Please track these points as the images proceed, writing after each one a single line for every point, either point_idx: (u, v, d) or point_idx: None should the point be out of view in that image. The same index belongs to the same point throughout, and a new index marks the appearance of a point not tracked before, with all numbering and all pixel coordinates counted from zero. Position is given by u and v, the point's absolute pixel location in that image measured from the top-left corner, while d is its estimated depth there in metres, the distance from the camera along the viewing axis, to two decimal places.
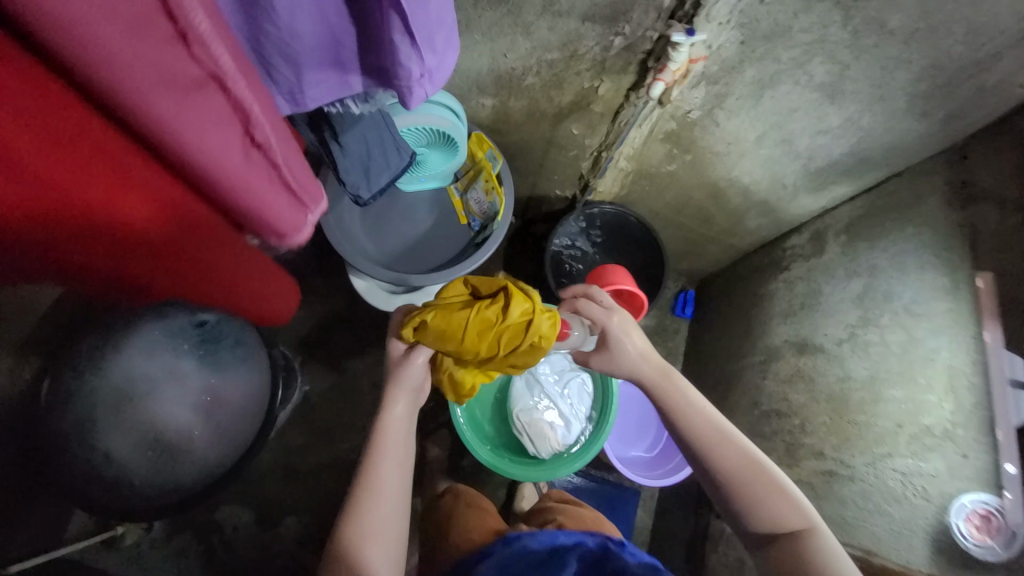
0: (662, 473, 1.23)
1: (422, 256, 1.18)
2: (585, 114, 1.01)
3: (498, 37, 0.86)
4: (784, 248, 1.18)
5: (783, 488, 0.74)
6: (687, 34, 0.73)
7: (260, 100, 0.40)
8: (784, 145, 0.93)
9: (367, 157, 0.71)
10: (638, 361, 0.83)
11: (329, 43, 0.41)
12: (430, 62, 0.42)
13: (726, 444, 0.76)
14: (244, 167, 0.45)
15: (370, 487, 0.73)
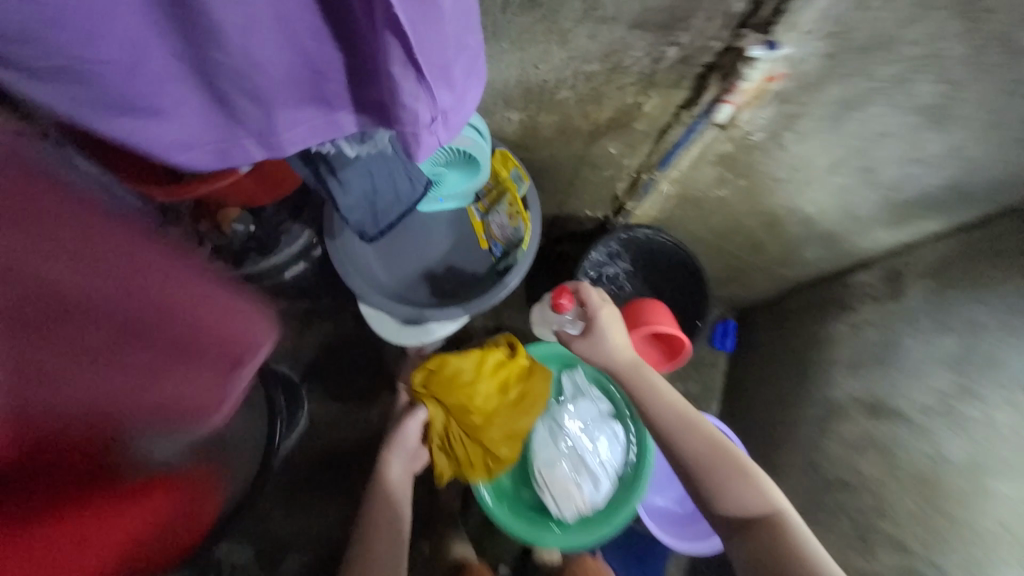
0: (695, 534, 1.10)
1: (437, 285, 1.07)
2: (625, 133, 0.89)
3: (529, 45, 0.75)
4: (849, 284, 1.04)
5: (752, 474, 0.73)
6: (769, 48, 0.60)
7: (184, 268, 0.50)
8: (863, 173, 0.79)
9: (372, 192, 0.62)
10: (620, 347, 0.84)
11: (307, 74, 0.37)
12: (443, 103, 0.40)
13: (690, 426, 0.78)
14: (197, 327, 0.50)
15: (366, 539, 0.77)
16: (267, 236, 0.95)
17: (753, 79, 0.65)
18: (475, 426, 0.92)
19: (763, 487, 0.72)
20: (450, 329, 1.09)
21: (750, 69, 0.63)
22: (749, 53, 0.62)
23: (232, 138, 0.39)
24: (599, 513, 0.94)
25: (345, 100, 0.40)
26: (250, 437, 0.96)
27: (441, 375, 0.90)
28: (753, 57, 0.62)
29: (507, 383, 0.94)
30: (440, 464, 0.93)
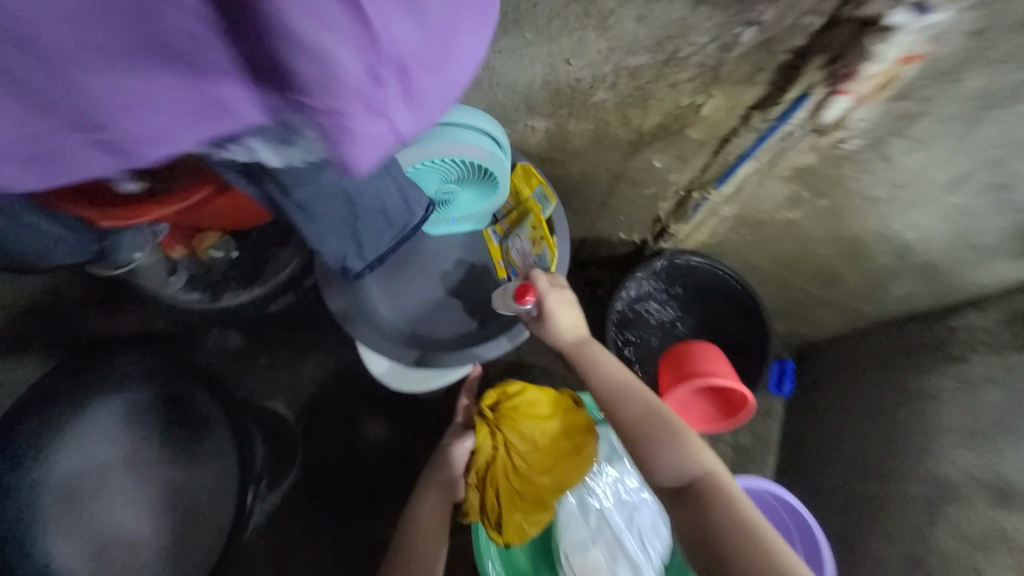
0: None
1: (446, 319, 0.92)
2: (674, 143, 0.73)
3: (558, 34, 0.60)
4: (953, 327, 0.86)
5: (682, 432, 0.62)
6: (917, 13, 0.43)
7: None
8: (995, 191, 0.61)
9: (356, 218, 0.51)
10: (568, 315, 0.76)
11: (136, 27, 0.27)
12: (339, 26, 0.26)
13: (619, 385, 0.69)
14: None
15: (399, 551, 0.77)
16: (252, 262, 0.86)
17: (884, 62, 0.48)
18: (524, 472, 0.82)
19: (696, 446, 0.61)
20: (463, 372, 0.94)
21: (882, 45, 0.46)
22: (887, 21, 0.45)
23: (70, 139, 0.31)
24: None
25: (212, 70, 0.29)
26: (224, 499, 0.90)
27: (511, 403, 0.85)
28: (889, 28, 0.45)
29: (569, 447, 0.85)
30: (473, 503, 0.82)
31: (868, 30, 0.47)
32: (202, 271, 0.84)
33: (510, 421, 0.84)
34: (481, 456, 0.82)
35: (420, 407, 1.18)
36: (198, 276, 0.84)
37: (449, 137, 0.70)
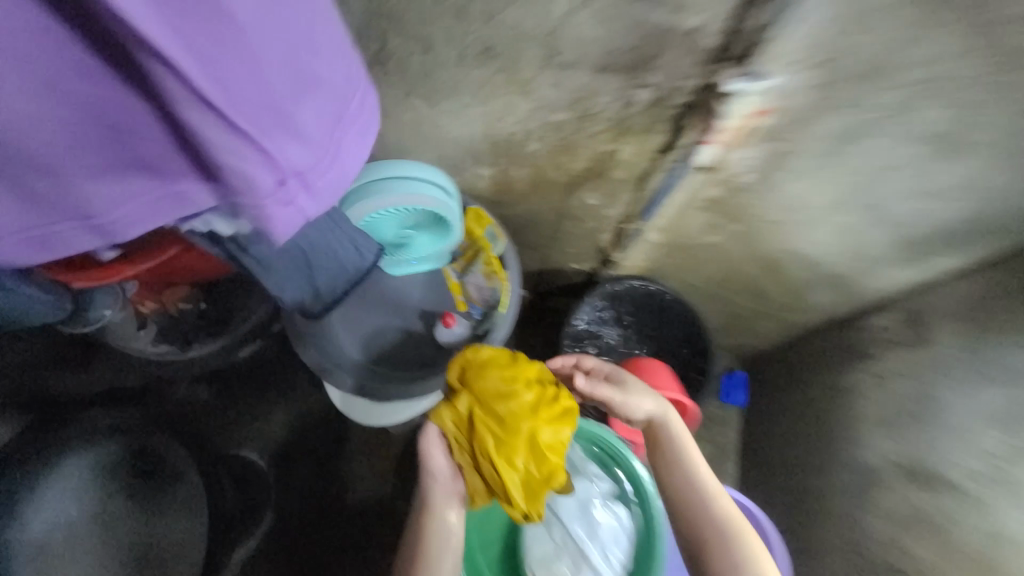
0: None
1: (414, 353, 0.97)
2: (602, 183, 0.82)
3: (491, 98, 0.69)
4: (863, 329, 0.93)
5: (758, 551, 0.65)
6: (748, 81, 0.53)
7: None
8: (869, 211, 0.71)
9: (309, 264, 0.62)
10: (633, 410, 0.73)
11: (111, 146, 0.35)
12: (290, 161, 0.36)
13: (691, 488, 0.68)
14: None
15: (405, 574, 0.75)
16: (217, 312, 0.89)
17: (731, 119, 0.59)
18: (508, 442, 0.67)
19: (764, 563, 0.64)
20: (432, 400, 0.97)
21: (728, 106, 0.56)
22: (726, 88, 0.55)
23: (50, 225, 0.37)
24: None
25: (175, 168, 0.37)
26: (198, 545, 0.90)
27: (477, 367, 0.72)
28: (732, 92, 0.55)
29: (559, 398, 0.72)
30: (473, 487, 0.72)
31: (718, 94, 0.57)
32: (172, 324, 0.87)
33: (480, 391, 0.69)
34: (460, 438, 0.71)
35: (390, 444, 1.20)
36: (166, 329, 0.87)
37: (397, 189, 0.77)
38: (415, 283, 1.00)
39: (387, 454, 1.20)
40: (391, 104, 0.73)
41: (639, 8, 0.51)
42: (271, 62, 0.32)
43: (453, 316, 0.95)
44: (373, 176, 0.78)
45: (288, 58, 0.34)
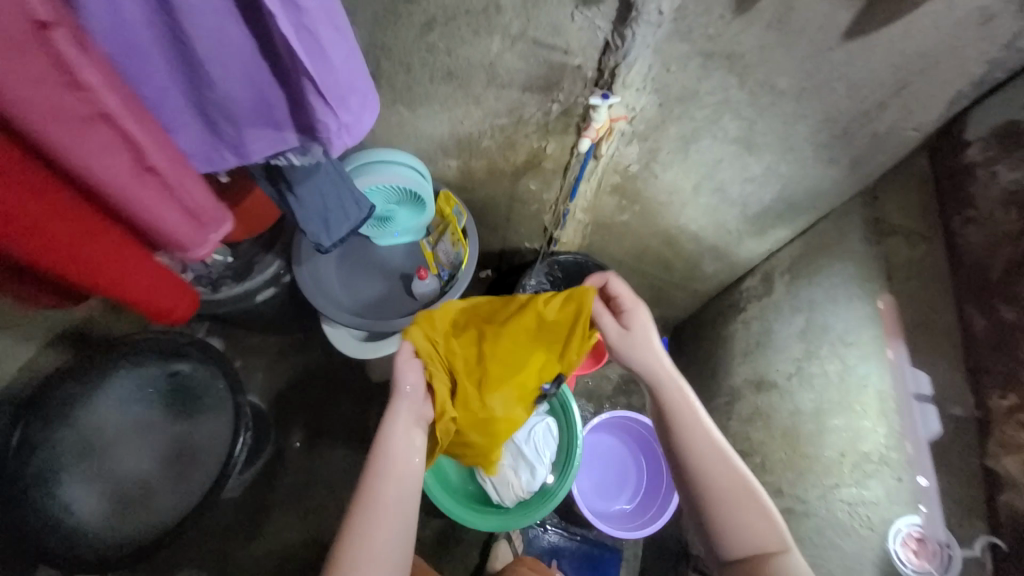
0: (645, 521, 1.21)
1: (395, 303, 1.22)
2: (539, 172, 1.11)
3: (454, 106, 0.97)
4: (741, 290, 1.21)
5: (760, 504, 0.68)
6: (603, 98, 0.81)
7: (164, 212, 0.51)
8: (719, 193, 0.99)
9: (325, 208, 0.78)
10: (641, 334, 0.78)
11: (263, 106, 0.48)
12: (346, 118, 0.47)
13: (715, 452, 0.71)
14: (136, 190, 0.47)
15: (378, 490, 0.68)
16: (242, 265, 1.13)
17: (601, 120, 0.86)
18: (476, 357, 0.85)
19: (763, 513, 0.68)
20: None
21: (595, 113, 0.85)
22: (591, 102, 0.83)
23: (215, 150, 0.52)
24: (534, 498, 1.06)
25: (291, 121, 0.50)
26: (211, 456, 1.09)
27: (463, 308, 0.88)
28: (596, 105, 0.83)
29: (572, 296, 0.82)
30: (435, 388, 0.79)
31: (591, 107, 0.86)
32: (204, 274, 1.11)
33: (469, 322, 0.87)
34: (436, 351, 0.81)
35: (373, 390, 1.44)
36: (200, 277, 1.11)
37: (382, 170, 1.04)
38: (398, 250, 1.27)
39: (369, 397, 1.44)
40: (383, 111, 1.02)
41: (543, 52, 0.80)
42: (348, 68, 0.44)
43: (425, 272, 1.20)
44: (363, 163, 1.05)
45: (352, 55, 0.44)
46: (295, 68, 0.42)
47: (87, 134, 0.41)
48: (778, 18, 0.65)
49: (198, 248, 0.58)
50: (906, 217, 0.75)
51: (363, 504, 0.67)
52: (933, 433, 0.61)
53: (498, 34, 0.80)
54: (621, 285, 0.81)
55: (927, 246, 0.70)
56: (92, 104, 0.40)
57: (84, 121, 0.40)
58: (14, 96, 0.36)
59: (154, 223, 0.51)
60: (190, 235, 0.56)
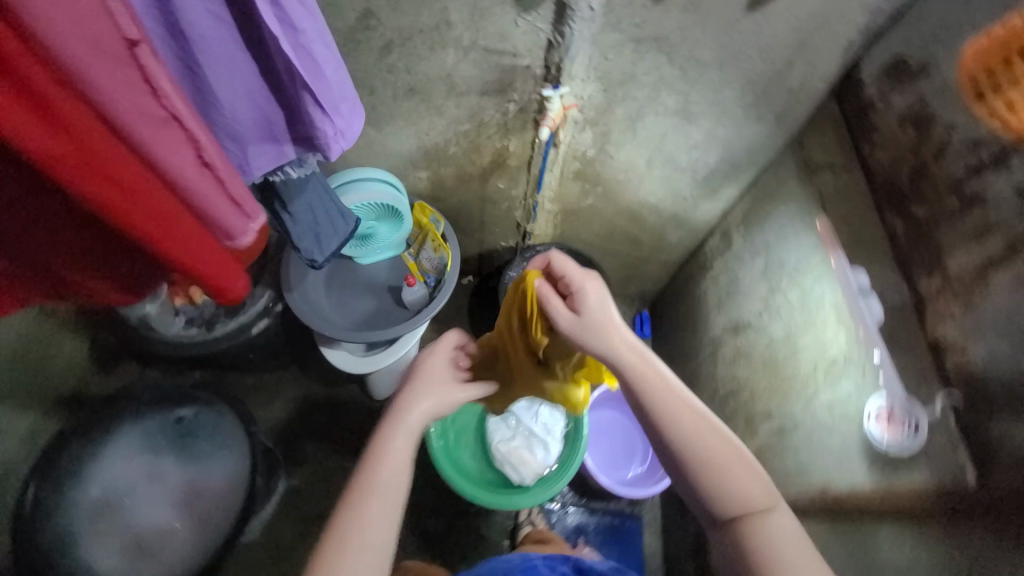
0: (664, 475, 1.28)
1: (388, 314, 1.27)
2: (505, 170, 1.19)
3: (418, 119, 1.05)
4: (705, 251, 1.31)
5: (743, 465, 0.64)
6: (554, 88, 0.92)
7: (214, 193, 0.53)
8: (670, 163, 1.09)
9: (316, 222, 0.83)
10: (599, 315, 0.63)
11: (263, 123, 0.53)
12: (339, 124, 0.53)
13: (700, 430, 0.64)
14: (194, 175, 0.50)
15: (356, 500, 0.61)
16: (233, 302, 1.18)
17: (555, 110, 0.95)
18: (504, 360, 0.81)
19: (744, 474, 0.64)
20: (411, 343, 1.29)
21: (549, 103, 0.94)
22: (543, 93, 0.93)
23: None
24: (551, 472, 1.12)
25: (288, 136, 0.55)
26: (223, 497, 1.08)
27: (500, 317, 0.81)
28: (548, 95, 0.93)
29: (519, 288, 0.70)
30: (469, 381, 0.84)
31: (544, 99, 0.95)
32: (198, 315, 1.16)
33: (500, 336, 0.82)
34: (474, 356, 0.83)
35: (376, 408, 1.46)
36: (195, 318, 1.16)
37: (360, 188, 1.10)
38: (382, 266, 1.32)
39: (374, 415, 1.45)
40: None
41: (494, 57, 0.89)
42: (339, 81, 0.51)
43: (414, 279, 1.26)
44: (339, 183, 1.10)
45: (340, 68, 0.51)
46: (294, 84, 0.49)
47: (157, 132, 0.46)
48: (690, 2, 0.76)
49: (242, 238, 0.59)
50: (828, 155, 0.87)
51: (346, 509, 0.61)
52: (877, 318, 0.68)
53: (451, 46, 0.88)
54: (565, 261, 0.65)
55: (850, 175, 0.80)
56: (162, 103, 0.45)
57: (159, 118, 0.45)
58: (102, 89, 0.40)
59: (205, 208, 0.54)
60: (234, 221, 0.57)
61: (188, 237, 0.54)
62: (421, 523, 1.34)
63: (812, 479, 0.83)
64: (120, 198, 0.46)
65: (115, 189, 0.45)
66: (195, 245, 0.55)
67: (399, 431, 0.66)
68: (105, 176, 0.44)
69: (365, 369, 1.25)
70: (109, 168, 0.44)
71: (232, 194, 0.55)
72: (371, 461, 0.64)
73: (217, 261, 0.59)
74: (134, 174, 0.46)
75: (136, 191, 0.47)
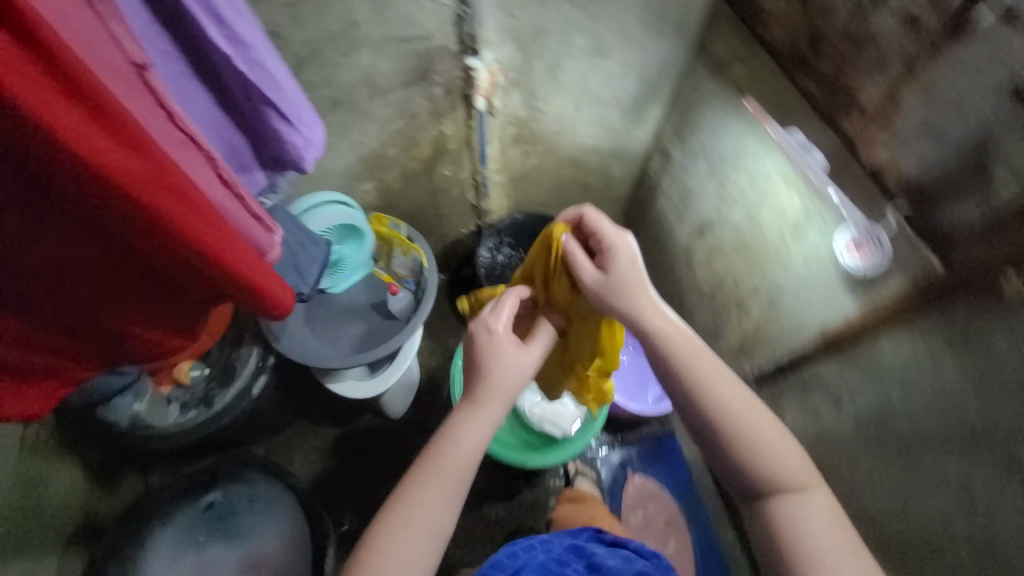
0: None
1: (381, 329, 1.26)
2: (446, 156, 1.21)
3: (350, 130, 1.03)
4: (649, 175, 1.39)
5: (780, 445, 0.66)
6: (477, 58, 0.95)
7: (235, 209, 0.53)
8: (597, 102, 1.14)
9: (292, 253, 0.82)
10: (628, 271, 0.66)
11: (231, 155, 0.57)
12: (307, 132, 0.56)
13: (737, 408, 0.65)
14: (217, 193, 0.51)
15: (420, 485, 0.61)
16: (221, 371, 1.13)
17: (483, 78, 0.98)
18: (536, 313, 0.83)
19: (780, 453, 0.65)
20: (413, 350, 1.28)
21: (476, 74, 0.96)
22: (469, 65, 0.95)
23: None
24: (585, 420, 1.17)
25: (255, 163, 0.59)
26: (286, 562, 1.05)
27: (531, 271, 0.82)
28: (473, 66, 0.96)
29: (546, 242, 0.74)
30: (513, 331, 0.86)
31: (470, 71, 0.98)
32: (189, 396, 1.09)
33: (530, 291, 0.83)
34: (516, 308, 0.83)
35: (398, 426, 1.45)
36: (187, 400, 1.10)
37: (313, 213, 1.07)
38: (357, 289, 1.30)
39: (398, 434, 1.44)
40: None
41: (409, 45, 0.90)
42: (295, 90, 0.54)
43: (395, 286, 1.25)
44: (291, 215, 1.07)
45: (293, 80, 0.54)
46: (255, 102, 0.52)
47: (180, 153, 0.46)
48: None
49: (271, 254, 0.59)
50: (731, 49, 0.95)
51: (409, 492, 0.61)
52: (821, 163, 0.77)
53: (364, 46, 0.87)
54: (598, 217, 0.69)
55: (758, 59, 0.89)
56: (175, 125, 0.46)
57: (176, 139, 0.46)
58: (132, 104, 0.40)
59: (237, 225, 0.54)
60: (261, 236, 0.57)
61: (242, 247, 0.53)
62: (481, 512, 1.37)
63: (809, 327, 0.93)
64: (182, 209, 0.45)
65: (175, 204, 0.44)
66: (248, 256, 0.54)
67: (468, 418, 0.64)
68: (168, 186, 0.43)
69: (377, 390, 1.24)
70: (168, 178, 0.43)
71: (249, 207, 0.56)
72: (440, 446, 0.63)
73: (269, 272, 0.57)
74: (187, 185, 0.45)
75: (193, 202, 0.46)
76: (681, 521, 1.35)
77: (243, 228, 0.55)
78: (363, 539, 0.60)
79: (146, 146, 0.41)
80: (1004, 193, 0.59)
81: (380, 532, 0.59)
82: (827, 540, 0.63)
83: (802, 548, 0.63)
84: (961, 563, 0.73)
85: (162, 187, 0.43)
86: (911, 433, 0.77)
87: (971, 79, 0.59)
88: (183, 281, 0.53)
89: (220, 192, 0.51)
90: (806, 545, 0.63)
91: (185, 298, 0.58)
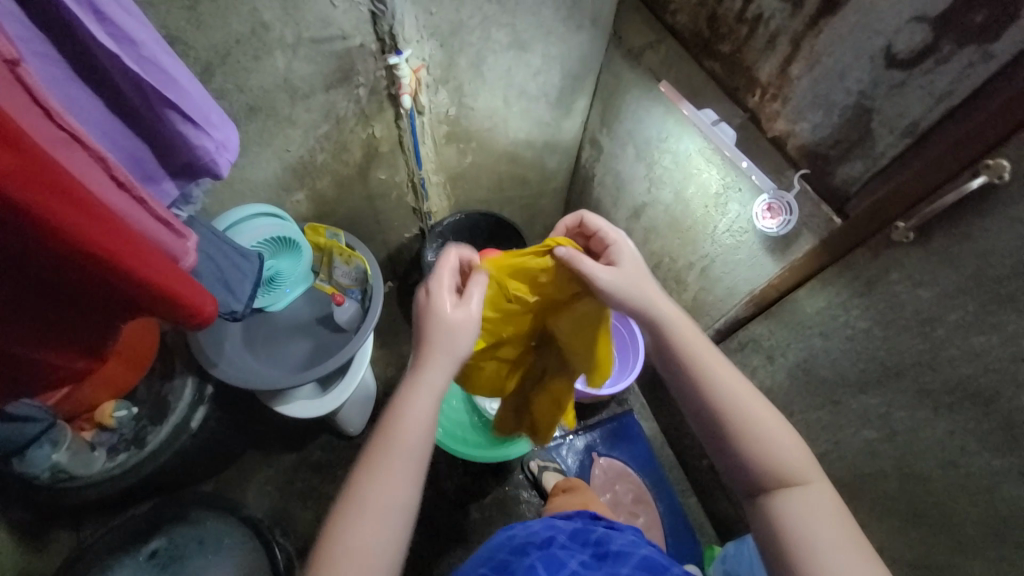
0: (633, 363, 1.40)
1: (327, 343, 1.20)
2: (379, 159, 1.18)
3: (271, 138, 0.99)
4: (583, 164, 1.43)
5: (779, 435, 0.60)
6: (398, 55, 0.93)
7: (140, 214, 0.51)
8: (524, 97, 1.16)
9: (219, 271, 0.78)
10: (632, 265, 0.69)
11: (132, 163, 0.54)
12: (217, 136, 0.56)
13: (740, 393, 0.61)
14: (115, 197, 0.48)
15: (371, 464, 0.57)
16: (153, 408, 1.04)
17: (407, 75, 0.97)
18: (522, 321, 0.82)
19: (782, 442, 0.60)
20: (364, 360, 1.24)
21: (399, 71, 0.95)
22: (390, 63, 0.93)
23: None
24: None
25: (163, 173, 0.57)
26: None
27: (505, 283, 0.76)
28: (395, 64, 0.95)
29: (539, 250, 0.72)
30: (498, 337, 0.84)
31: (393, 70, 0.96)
32: (118, 439, 0.99)
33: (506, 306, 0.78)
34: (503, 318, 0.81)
35: (358, 441, 1.40)
36: (117, 444, 1.00)
37: (241, 229, 1.02)
38: (300, 304, 1.25)
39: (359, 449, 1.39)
40: None
41: (325, 46, 0.88)
42: (199, 92, 0.53)
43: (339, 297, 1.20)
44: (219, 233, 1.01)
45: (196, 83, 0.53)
46: (157, 106, 0.50)
47: (66, 156, 0.43)
48: None
49: (184, 260, 0.58)
50: (643, 37, 1.00)
51: (363, 469, 0.57)
52: (732, 137, 0.83)
53: (277, 49, 0.84)
54: (598, 219, 0.73)
55: (668, 45, 0.94)
56: (61, 126, 0.43)
57: (65, 141, 0.43)
58: (11, 103, 0.38)
59: (144, 230, 0.52)
60: (172, 241, 0.55)
61: (149, 253, 0.51)
62: (453, 516, 1.36)
63: (740, 292, 1.00)
64: (76, 215, 0.42)
65: (70, 211, 0.42)
66: (158, 261, 0.52)
67: (414, 384, 0.62)
68: (60, 190, 0.40)
69: (331, 406, 1.19)
70: (61, 182, 0.41)
71: (157, 213, 0.54)
72: (388, 425, 0.60)
73: (179, 276, 0.55)
74: (82, 190, 0.43)
75: (90, 208, 0.44)
76: (648, 496, 1.40)
77: (149, 233, 0.52)
78: (323, 527, 0.56)
79: (29, 149, 0.38)
80: (885, 146, 0.67)
81: (339, 517, 0.55)
82: (828, 536, 0.55)
83: (803, 542, 0.55)
84: (889, 488, 0.81)
85: (56, 193, 0.40)
86: (835, 376, 0.85)
87: (845, 51, 0.66)
88: (87, 292, 0.50)
89: (118, 195, 0.49)
90: (809, 540, 0.55)
91: (96, 313, 0.54)
